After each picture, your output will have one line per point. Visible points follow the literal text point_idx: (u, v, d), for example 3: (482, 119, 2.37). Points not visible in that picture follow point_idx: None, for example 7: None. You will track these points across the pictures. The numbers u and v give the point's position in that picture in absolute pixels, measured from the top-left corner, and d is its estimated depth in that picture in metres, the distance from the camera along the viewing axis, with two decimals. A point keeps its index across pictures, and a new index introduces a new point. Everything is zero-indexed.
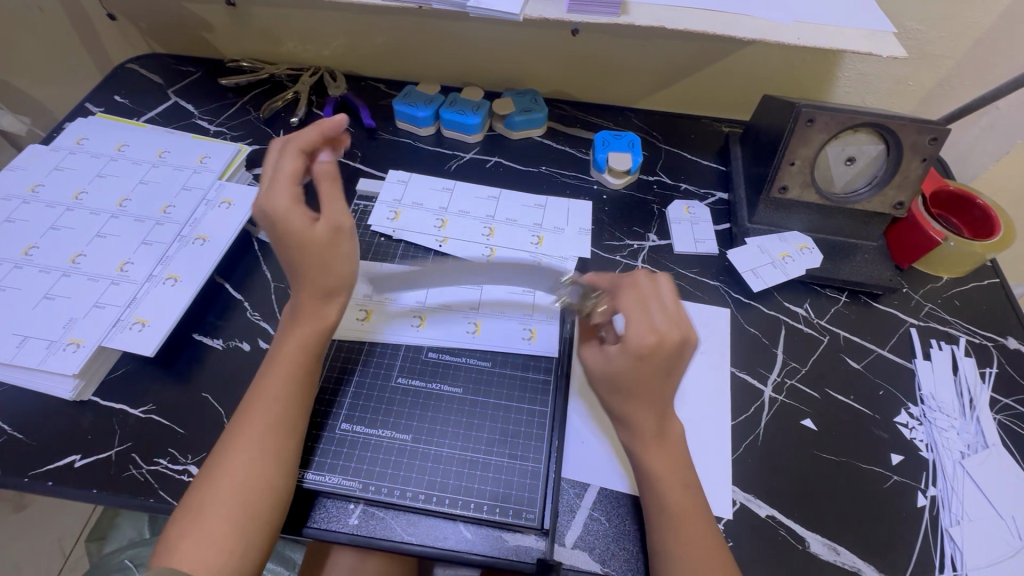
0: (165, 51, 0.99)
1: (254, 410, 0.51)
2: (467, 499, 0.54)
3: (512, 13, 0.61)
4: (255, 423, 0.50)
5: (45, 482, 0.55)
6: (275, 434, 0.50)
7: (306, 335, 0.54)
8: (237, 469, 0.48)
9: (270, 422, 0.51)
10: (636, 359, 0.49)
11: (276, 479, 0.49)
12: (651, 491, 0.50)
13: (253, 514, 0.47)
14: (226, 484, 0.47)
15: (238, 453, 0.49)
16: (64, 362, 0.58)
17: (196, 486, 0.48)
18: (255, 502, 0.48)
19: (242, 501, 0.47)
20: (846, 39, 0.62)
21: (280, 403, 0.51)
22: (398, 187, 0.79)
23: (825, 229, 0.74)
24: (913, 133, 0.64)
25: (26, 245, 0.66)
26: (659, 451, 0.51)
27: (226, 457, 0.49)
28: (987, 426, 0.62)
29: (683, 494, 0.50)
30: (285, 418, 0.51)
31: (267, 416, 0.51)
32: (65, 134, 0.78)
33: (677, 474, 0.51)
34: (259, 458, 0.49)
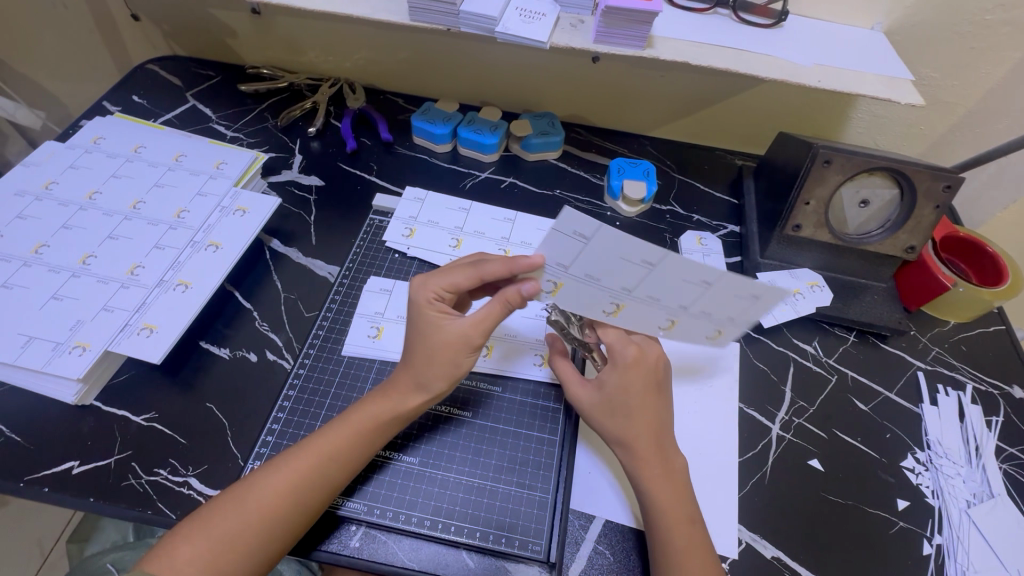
0: (187, 54, 0.99)
1: (297, 459, 0.49)
2: (472, 527, 0.53)
3: (539, 41, 0.62)
4: (292, 471, 0.48)
5: (40, 488, 0.54)
6: (306, 475, 0.49)
7: (385, 412, 0.53)
8: (261, 494, 0.47)
9: (314, 466, 0.49)
10: (623, 371, 0.54)
11: (291, 519, 0.47)
12: (660, 527, 0.50)
13: (256, 543, 0.46)
14: (245, 507, 0.46)
15: (266, 482, 0.48)
16: (68, 365, 0.57)
17: (219, 496, 0.48)
18: (263, 532, 0.46)
19: (245, 529, 0.46)
20: (866, 84, 0.63)
21: (327, 458, 0.50)
22: (381, 297, 0.69)
23: (836, 268, 0.74)
24: (928, 180, 0.65)
25: (36, 243, 0.66)
26: (663, 482, 0.51)
27: (250, 491, 0.47)
28: (993, 475, 0.62)
29: (691, 532, 0.50)
30: (325, 471, 0.49)
31: (309, 465, 0.49)
32: (82, 133, 0.78)
33: (684, 510, 0.51)
34: (281, 492, 0.47)
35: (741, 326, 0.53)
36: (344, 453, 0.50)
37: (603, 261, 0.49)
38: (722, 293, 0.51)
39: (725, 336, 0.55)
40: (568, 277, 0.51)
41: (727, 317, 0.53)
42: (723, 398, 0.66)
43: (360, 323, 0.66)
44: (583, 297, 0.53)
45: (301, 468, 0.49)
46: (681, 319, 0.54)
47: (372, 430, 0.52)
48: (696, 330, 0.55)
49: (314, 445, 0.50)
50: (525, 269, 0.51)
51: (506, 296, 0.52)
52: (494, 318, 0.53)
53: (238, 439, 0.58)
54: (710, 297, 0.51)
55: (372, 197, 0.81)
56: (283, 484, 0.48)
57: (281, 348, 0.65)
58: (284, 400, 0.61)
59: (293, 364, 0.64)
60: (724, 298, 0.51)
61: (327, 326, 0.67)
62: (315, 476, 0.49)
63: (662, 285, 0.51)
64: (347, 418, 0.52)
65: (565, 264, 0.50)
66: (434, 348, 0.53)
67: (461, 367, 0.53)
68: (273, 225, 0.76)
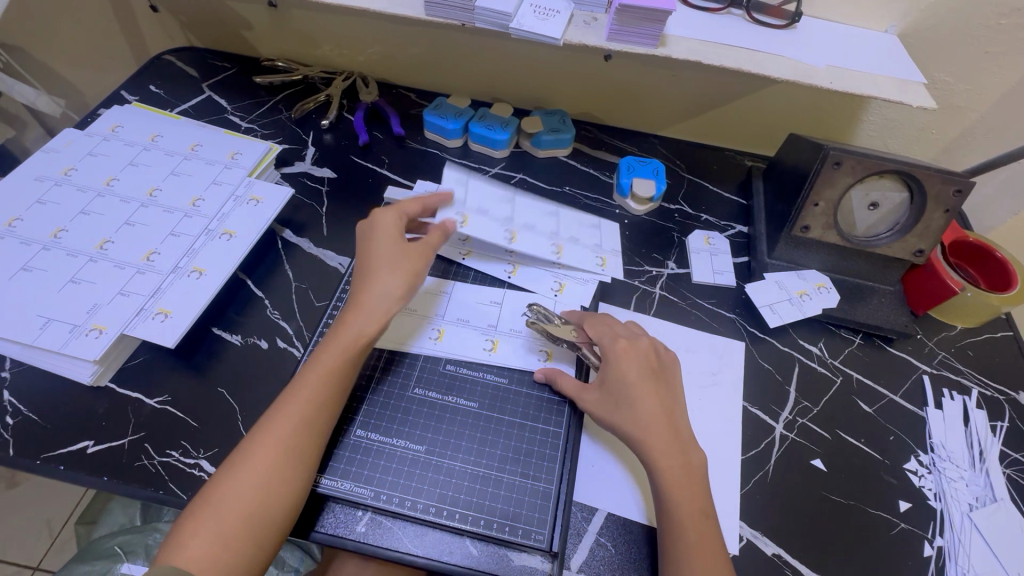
0: (204, 46, 1.01)
1: (285, 410, 0.52)
2: (477, 515, 0.54)
3: (552, 38, 0.63)
4: (282, 422, 0.51)
5: (55, 467, 0.55)
6: (294, 424, 0.51)
7: (349, 347, 0.56)
8: (259, 453, 0.49)
9: (300, 410, 0.52)
10: (617, 360, 0.57)
11: (288, 474, 0.50)
12: (671, 520, 0.51)
13: (261, 506, 0.48)
14: (252, 478, 0.48)
15: (263, 441, 0.50)
16: (85, 347, 0.58)
17: (219, 470, 0.49)
18: (264, 486, 0.48)
19: (250, 493, 0.47)
20: (879, 86, 0.63)
21: (309, 402, 0.53)
22: None
23: (843, 270, 0.74)
24: (938, 184, 0.64)
25: (55, 227, 0.67)
26: (678, 476, 0.52)
27: (248, 453, 0.49)
28: (996, 480, 0.62)
29: (705, 525, 0.50)
30: (311, 419, 0.52)
31: (296, 415, 0.52)
32: (101, 121, 0.79)
33: (698, 503, 0.51)
34: (279, 451, 0.50)
35: (610, 250, 0.77)
36: (325, 394, 0.54)
37: (489, 195, 0.72)
38: (581, 224, 0.78)
39: (610, 262, 0.76)
40: (468, 210, 0.69)
41: (595, 243, 0.76)
42: (727, 396, 0.66)
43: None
44: (483, 226, 0.69)
45: (289, 418, 0.52)
46: (570, 250, 0.74)
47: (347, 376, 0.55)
48: (584, 258, 0.75)
49: (296, 398, 0.53)
50: (439, 198, 0.67)
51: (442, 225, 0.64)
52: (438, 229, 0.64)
53: (248, 424, 0.59)
54: (578, 229, 0.76)
55: (383, 190, 0.82)
56: (272, 430, 0.51)
57: (291, 336, 0.66)
58: None
59: (304, 352, 0.65)
60: (574, 221, 0.79)
61: (338, 316, 0.67)
62: (305, 428, 0.52)
63: (544, 218, 0.74)
64: (320, 359, 0.56)
65: (463, 201, 0.69)
66: (394, 261, 0.60)
67: (417, 278, 0.60)
68: (285, 216, 0.78)
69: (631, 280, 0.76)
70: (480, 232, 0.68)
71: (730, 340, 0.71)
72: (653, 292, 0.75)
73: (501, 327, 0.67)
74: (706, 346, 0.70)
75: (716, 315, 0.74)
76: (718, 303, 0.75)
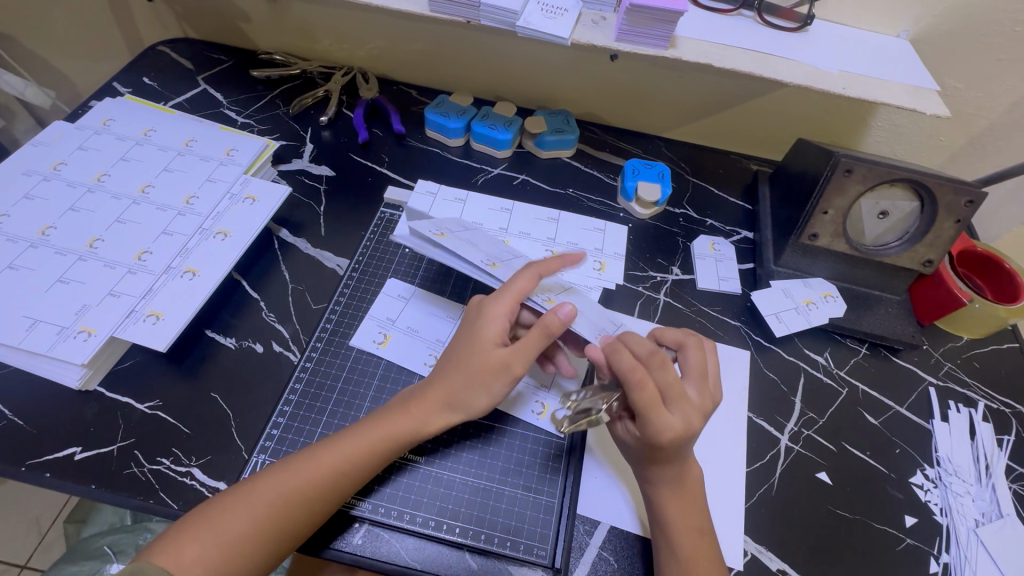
0: (199, 37, 0.98)
1: (305, 465, 0.48)
2: (478, 530, 0.53)
3: (560, 37, 0.61)
4: (302, 481, 0.48)
5: (41, 474, 0.53)
6: (316, 486, 0.48)
7: (400, 429, 0.51)
8: (270, 498, 0.47)
9: (325, 473, 0.48)
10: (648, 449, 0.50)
11: (296, 524, 0.47)
12: (666, 535, 0.50)
13: (264, 543, 0.46)
14: (258, 509, 0.46)
15: (275, 482, 0.48)
16: (73, 350, 0.56)
17: (226, 494, 0.47)
18: (272, 535, 0.46)
19: (255, 529, 0.46)
20: (893, 93, 0.62)
21: (337, 470, 0.49)
22: (397, 304, 0.68)
23: (850, 278, 0.73)
24: (950, 194, 0.63)
25: (43, 224, 0.65)
26: (675, 492, 0.51)
27: (258, 494, 0.47)
28: (1002, 495, 0.61)
29: (699, 541, 0.49)
30: (333, 485, 0.48)
31: (317, 475, 0.48)
32: (92, 114, 0.77)
33: (692, 520, 0.50)
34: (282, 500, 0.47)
35: (610, 254, 0.77)
36: (357, 466, 0.50)
37: (479, 211, 0.78)
38: (578, 230, 0.78)
39: (608, 266, 0.75)
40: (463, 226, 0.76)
41: (593, 248, 0.77)
42: (732, 406, 0.65)
43: (370, 325, 0.66)
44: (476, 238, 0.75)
45: (310, 478, 0.48)
46: (565, 252, 0.75)
47: (383, 444, 0.51)
48: (581, 261, 0.75)
49: (318, 454, 0.49)
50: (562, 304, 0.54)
51: (545, 323, 0.52)
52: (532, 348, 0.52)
53: (242, 431, 0.58)
54: (571, 233, 0.78)
55: (383, 190, 0.80)
56: (292, 486, 0.47)
57: (287, 340, 0.65)
58: (291, 392, 0.60)
59: (300, 357, 0.63)
60: (571, 224, 0.79)
61: (336, 319, 0.66)
62: (322, 481, 0.48)
63: (536, 226, 0.78)
64: (365, 431, 0.51)
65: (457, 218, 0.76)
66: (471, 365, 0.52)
67: (495, 394, 0.52)
68: (282, 215, 0.76)
69: (635, 286, 0.75)
70: None
71: (735, 349, 0.70)
72: (657, 298, 0.74)
73: None
74: None
75: (721, 322, 0.72)
76: (723, 310, 0.74)
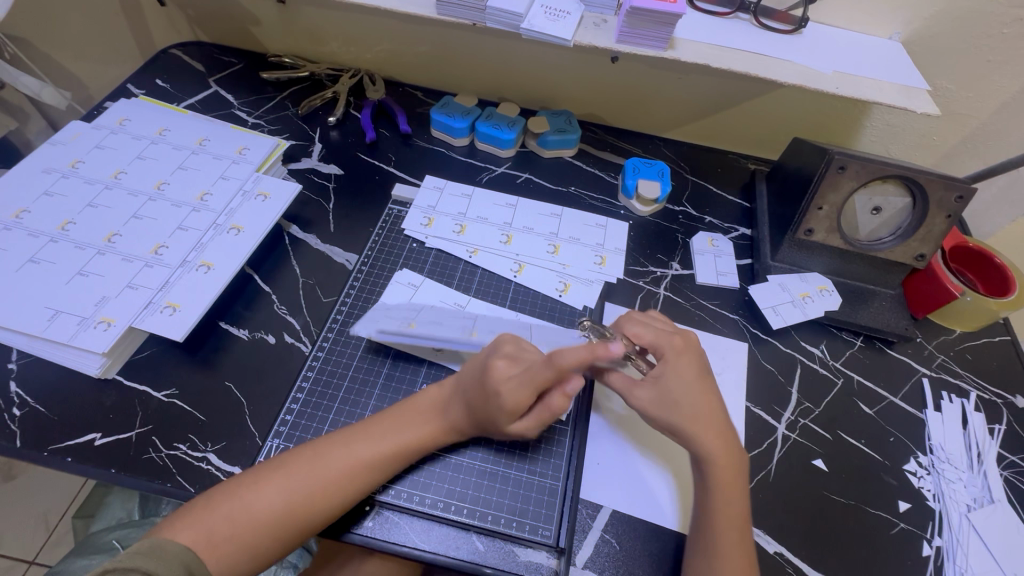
0: (210, 40, 1.01)
1: (333, 454, 0.51)
2: (485, 511, 0.54)
3: (563, 39, 0.63)
4: (331, 466, 0.50)
5: (63, 458, 0.55)
6: (342, 474, 0.50)
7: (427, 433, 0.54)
8: (298, 479, 0.49)
9: (353, 464, 0.51)
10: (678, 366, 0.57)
11: (320, 509, 0.49)
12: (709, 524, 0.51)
13: (288, 522, 0.48)
14: (282, 494, 0.48)
15: (306, 465, 0.50)
16: (94, 340, 0.58)
17: (255, 473, 0.50)
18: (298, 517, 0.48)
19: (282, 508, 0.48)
20: (884, 92, 0.64)
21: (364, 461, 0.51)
22: (409, 291, 0.70)
23: (844, 273, 0.75)
24: (941, 190, 0.65)
25: (63, 219, 0.67)
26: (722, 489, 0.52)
27: (286, 476, 0.49)
28: (993, 482, 0.63)
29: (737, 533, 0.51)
30: (361, 477, 0.51)
31: (345, 463, 0.50)
32: (108, 114, 0.79)
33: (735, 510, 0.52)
34: (308, 482, 0.49)
35: (611, 249, 0.78)
36: (384, 459, 0.52)
37: (485, 206, 0.80)
38: (581, 225, 0.80)
39: (609, 260, 0.77)
40: (468, 220, 0.78)
41: (595, 243, 0.78)
42: (730, 396, 0.67)
43: (392, 317, 0.65)
44: (481, 231, 0.77)
45: (340, 466, 0.50)
46: (568, 247, 0.77)
47: (410, 439, 0.53)
48: (583, 255, 0.77)
49: (349, 444, 0.52)
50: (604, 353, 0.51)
51: (549, 405, 0.54)
52: (544, 422, 0.54)
53: (256, 419, 0.60)
54: (574, 229, 0.79)
55: (390, 187, 0.82)
56: (320, 473, 0.50)
57: (299, 331, 0.67)
58: (302, 381, 0.62)
59: (311, 348, 0.65)
60: (574, 219, 0.81)
61: (345, 312, 0.68)
62: (352, 470, 0.50)
63: (541, 220, 0.80)
64: (392, 428, 0.54)
65: (463, 213, 0.79)
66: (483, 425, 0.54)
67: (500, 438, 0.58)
68: (293, 212, 0.78)
69: (636, 280, 0.77)
70: (487, 265, 0.73)
71: (733, 341, 0.72)
72: (658, 292, 0.76)
73: None
74: (709, 346, 0.71)
75: (721, 316, 0.74)
76: (721, 304, 0.76)
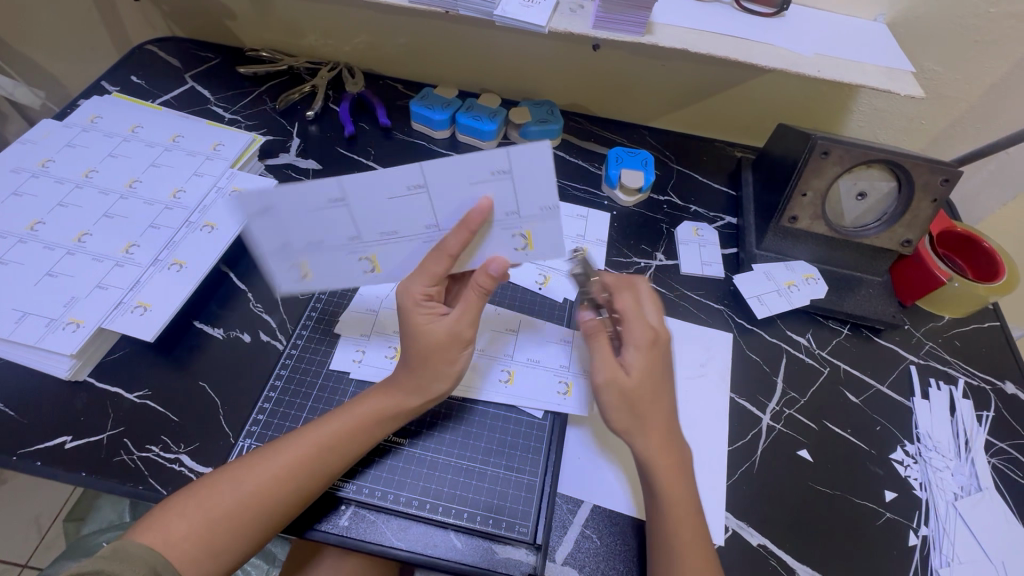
0: (186, 36, 0.99)
1: (294, 441, 0.50)
2: (461, 508, 0.54)
3: (538, 25, 0.62)
4: (290, 453, 0.49)
5: (32, 462, 0.54)
6: (303, 463, 0.49)
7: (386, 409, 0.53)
8: (259, 473, 0.48)
9: (313, 451, 0.49)
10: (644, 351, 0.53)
11: (283, 503, 0.48)
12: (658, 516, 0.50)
13: (251, 521, 0.47)
14: (239, 488, 0.47)
15: (266, 458, 0.49)
16: (62, 341, 0.57)
17: (217, 473, 0.49)
18: (259, 513, 0.47)
19: (241, 508, 0.46)
20: (866, 74, 0.63)
21: (325, 445, 0.50)
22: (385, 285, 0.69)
23: (832, 260, 0.74)
24: (926, 173, 0.64)
25: (32, 220, 0.66)
26: (672, 474, 0.51)
27: (246, 471, 0.48)
28: (981, 469, 0.62)
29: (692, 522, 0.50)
30: (322, 461, 0.49)
31: (304, 450, 0.49)
32: (79, 111, 0.78)
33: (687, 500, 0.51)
34: (270, 476, 0.48)
35: (593, 240, 0.77)
36: (345, 444, 0.51)
37: None
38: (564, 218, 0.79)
39: (590, 252, 0.76)
40: None
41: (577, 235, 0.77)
42: (714, 386, 0.66)
43: (378, 345, 0.64)
44: None
45: (299, 452, 0.49)
46: None
47: (372, 422, 0.52)
48: None
49: (310, 432, 0.51)
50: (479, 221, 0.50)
51: (476, 282, 0.51)
52: (472, 308, 0.52)
53: (230, 419, 0.59)
54: None
55: None
56: (280, 465, 0.48)
57: (274, 329, 0.66)
58: (276, 381, 0.61)
59: (286, 345, 0.64)
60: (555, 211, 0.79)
61: (321, 310, 0.67)
62: (314, 460, 0.49)
63: None
64: (351, 409, 0.53)
65: None
66: (424, 349, 0.52)
67: (454, 362, 0.53)
68: None
69: (620, 272, 0.75)
70: None
71: (718, 331, 0.71)
72: None
73: (517, 357, 0.63)
74: (693, 336, 0.70)
75: (705, 306, 0.73)
76: (706, 294, 0.74)
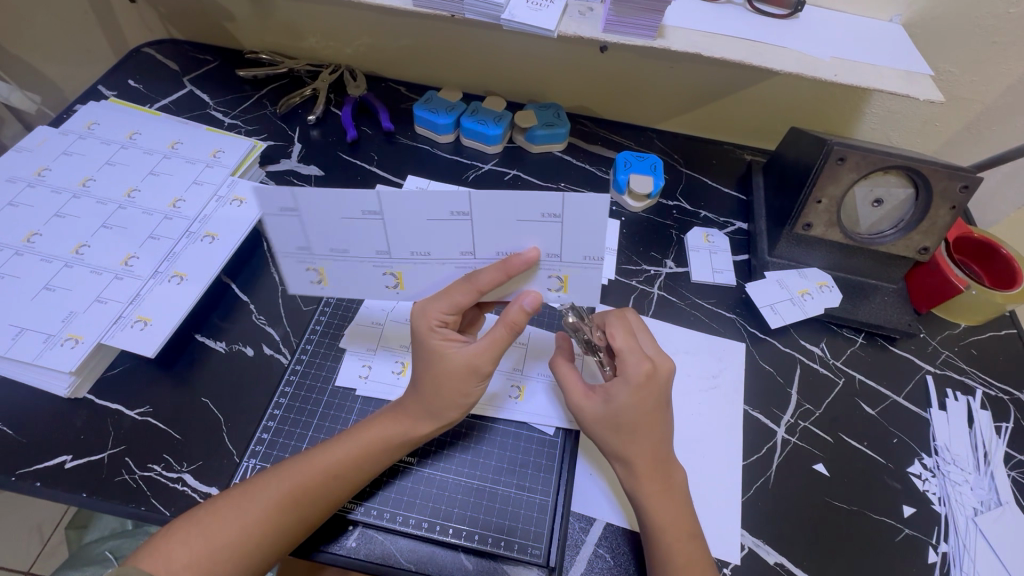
0: (183, 37, 0.97)
1: (299, 465, 0.49)
2: (471, 530, 0.52)
3: (546, 29, 0.60)
4: (295, 478, 0.48)
5: (32, 483, 0.53)
6: (308, 488, 0.48)
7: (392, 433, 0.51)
8: (263, 498, 0.47)
9: (318, 476, 0.48)
10: (635, 390, 0.50)
11: (287, 528, 0.47)
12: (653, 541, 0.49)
13: (255, 546, 0.45)
14: (242, 515, 0.46)
15: (270, 482, 0.48)
16: (60, 358, 0.56)
17: (221, 496, 0.47)
18: (262, 539, 0.46)
19: (244, 533, 0.45)
20: (883, 78, 0.61)
21: (330, 470, 0.49)
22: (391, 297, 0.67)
23: (846, 268, 0.72)
24: (945, 180, 0.62)
25: (28, 231, 0.64)
26: (664, 498, 0.50)
27: (249, 496, 0.47)
28: (1001, 483, 0.61)
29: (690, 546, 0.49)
30: (327, 486, 0.48)
31: (309, 475, 0.48)
32: (76, 118, 0.76)
33: (683, 523, 0.50)
34: (274, 501, 0.47)
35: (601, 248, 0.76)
36: (351, 469, 0.49)
37: None
38: None
39: None
40: None
41: None
42: (727, 398, 0.65)
43: (384, 361, 0.62)
44: None
45: (304, 477, 0.48)
46: None
47: (378, 447, 0.51)
48: None
49: (315, 455, 0.50)
50: (521, 266, 0.49)
51: (509, 318, 0.49)
52: (498, 344, 0.50)
53: (234, 436, 0.57)
54: None
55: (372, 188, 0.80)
56: (284, 489, 0.47)
57: (278, 342, 0.64)
58: (280, 397, 0.60)
59: (290, 359, 0.63)
60: None
61: (325, 323, 0.65)
62: (319, 484, 0.48)
63: None
64: (358, 433, 0.51)
65: None
66: (441, 377, 0.51)
67: (470, 394, 0.52)
68: None
69: (629, 280, 0.74)
70: None
71: (731, 341, 0.69)
72: (651, 292, 0.73)
73: (527, 372, 0.61)
74: (705, 347, 0.69)
75: (717, 315, 0.72)
76: (717, 302, 0.73)
